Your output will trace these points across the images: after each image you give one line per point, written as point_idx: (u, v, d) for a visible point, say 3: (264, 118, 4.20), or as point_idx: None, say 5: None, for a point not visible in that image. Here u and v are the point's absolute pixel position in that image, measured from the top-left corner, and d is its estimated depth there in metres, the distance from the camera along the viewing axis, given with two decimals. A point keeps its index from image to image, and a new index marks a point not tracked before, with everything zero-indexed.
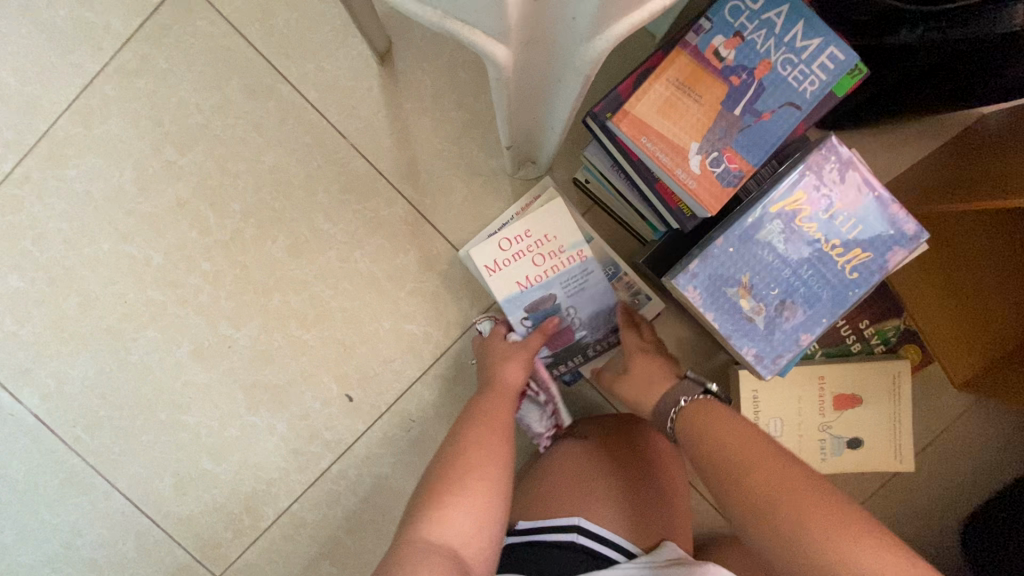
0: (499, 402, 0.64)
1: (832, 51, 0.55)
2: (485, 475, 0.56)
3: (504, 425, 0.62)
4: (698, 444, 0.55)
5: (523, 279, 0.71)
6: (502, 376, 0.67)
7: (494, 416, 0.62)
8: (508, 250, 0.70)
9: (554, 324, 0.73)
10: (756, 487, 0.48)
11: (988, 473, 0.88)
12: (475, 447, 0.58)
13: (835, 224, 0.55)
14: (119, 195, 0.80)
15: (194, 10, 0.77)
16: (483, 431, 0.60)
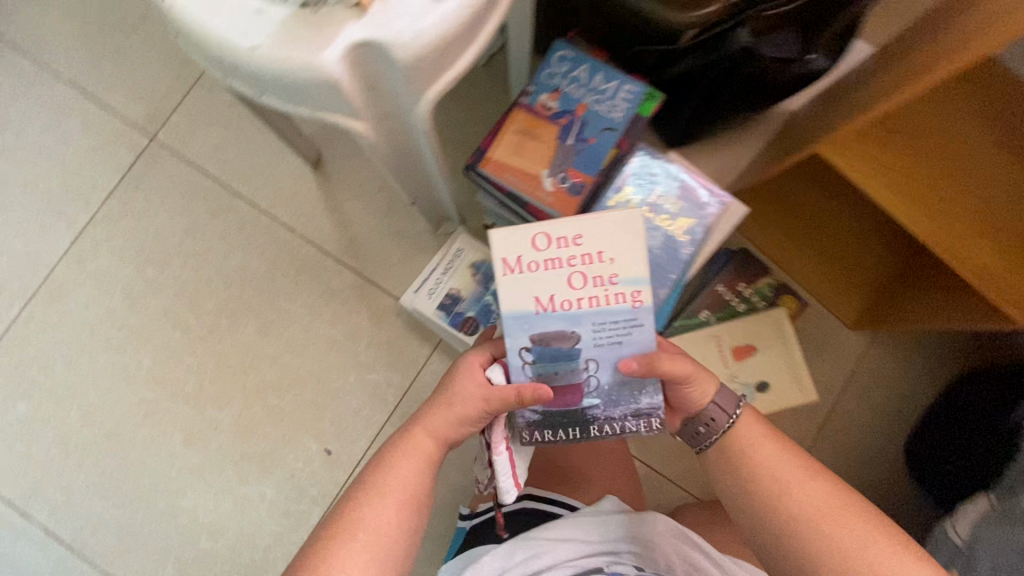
0: (412, 462, 0.56)
1: (626, 88, 0.76)
2: (369, 549, 0.51)
3: (408, 493, 0.54)
4: (732, 464, 0.56)
5: (546, 299, 0.51)
6: (429, 418, 0.57)
7: (404, 482, 0.54)
8: (543, 249, 0.51)
9: (562, 373, 0.53)
10: (799, 515, 0.51)
11: (912, 400, 0.96)
12: (372, 510, 0.53)
13: (662, 204, 0.74)
14: (111, 315, 0.95)
15: (162, 159, 0.98)
16: (387, 496, 0.53)
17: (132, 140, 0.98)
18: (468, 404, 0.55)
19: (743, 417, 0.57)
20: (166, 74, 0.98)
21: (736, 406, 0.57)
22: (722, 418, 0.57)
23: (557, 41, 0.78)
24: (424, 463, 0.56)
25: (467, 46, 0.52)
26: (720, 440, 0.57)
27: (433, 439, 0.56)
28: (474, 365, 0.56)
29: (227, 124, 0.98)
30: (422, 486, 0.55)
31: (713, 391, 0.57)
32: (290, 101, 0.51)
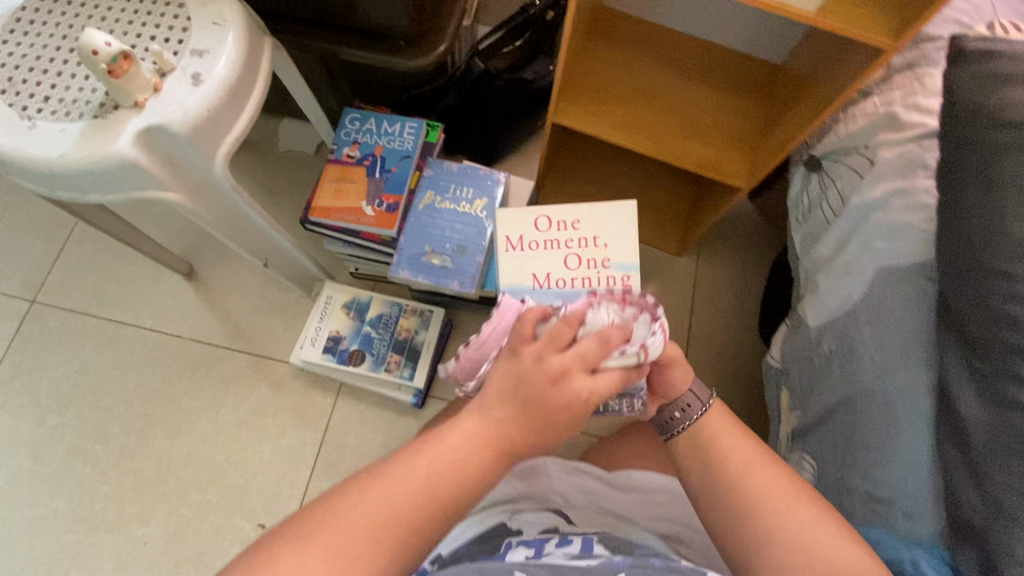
0: (445, 450, 0.44)
1: (410, 123, 0.95)
2: (363, 549, 0.41)
3: (432, 500, 0.43)
4: (696, 454, 0.56)
5: (541, 275, 0.65)
6: (492, 390, 0.45)
7: (431, 470, 0.43)
8: (544, 232, 0.66)
9: None
10: (758, 494, 0.51)
11: (749, 293, 1.11)
12: (372, 493, 0.43)
13: (460, 193, 0.89)
14: (19, 474, 0.97)
15: (45, 315, 1.06)
16: (421, 466, 0.43)
17: (13, 308, 1.06)
18: (557, 371, 0.43)
19: (712, 410, 0.57)
20: (35, 243, 1.10)
21: (709, 396, 0.58)
22: (696, 406, 0.57)
23: (347, 109, 0.96)
24: (460, 460, 0.43)
25: (238, 113, 0.68)
26: (675, 435, 0.58)
27: (498, 408, 0.44)
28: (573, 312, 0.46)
29: (101, 267, 1.09)
30: (445, 503, 0.43)
31: (691, 378, 0.59)
32: (110, 191, 0.64)
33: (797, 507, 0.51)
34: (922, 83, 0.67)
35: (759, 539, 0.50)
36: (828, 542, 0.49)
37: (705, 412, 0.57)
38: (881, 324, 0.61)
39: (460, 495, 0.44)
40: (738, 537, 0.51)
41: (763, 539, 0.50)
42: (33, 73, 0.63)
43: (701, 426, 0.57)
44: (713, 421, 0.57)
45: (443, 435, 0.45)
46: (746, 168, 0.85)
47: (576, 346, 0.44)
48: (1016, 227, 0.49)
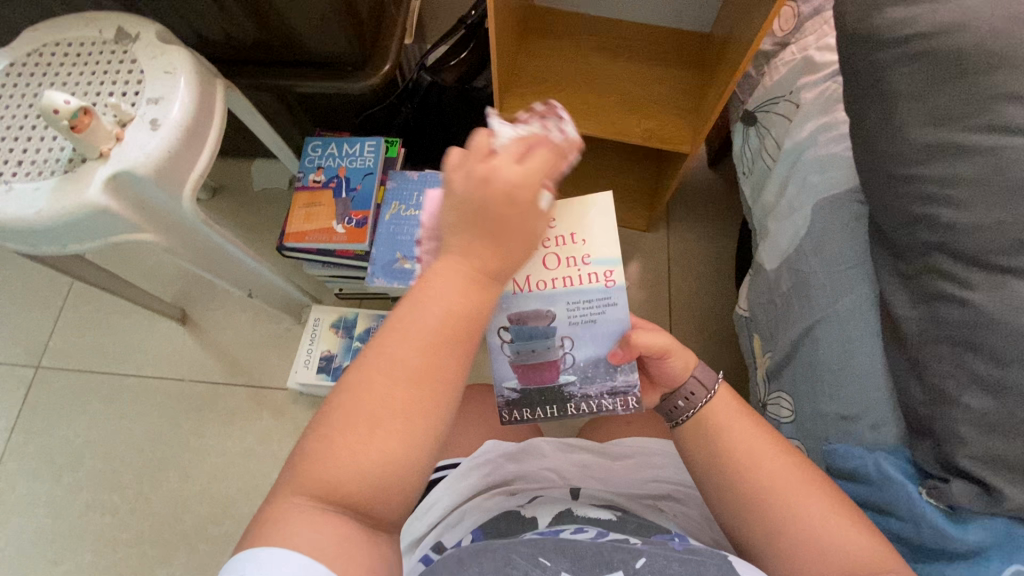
0: (444, 284, 0.40)
1: (369, 142, 0.99)
2: (384, 414, 0.38)
3: (436, 340, 0.39)
4: (703, 447, 0.53)
5: (523, 279, 0.53)
6: (449, 228, 0.41)
7: (436, 313, 0.40)
8: (553, 269, 0.53)
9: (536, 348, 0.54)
10: (763, 481, 0.49)
11: (721, 256, 1.14)
12: (377, 359, 0.39)
13: (424, 200, 0.93)
14: (41, 533, 1.00)
15: (52, 378, 1.10)
16: (412, 324, 0.39)
17: (19, 375, 1.10)
18: (496, 178, 0.39)
19: (718, 395, 0.55)
20: (34, 311, 1.14)
21: (714, 380, 0.56)
22: (701, 393, 0.55)
23: (309, 138, 1.01)
24: (467, 295, 0.40)
25: (198, 152, 0.73)
26: (683, 425, 0.55)
27: (466, 239, 0.40)
28: (478, 131, 0.43)
29: (100, 325, 1.14)
30: (468, 328, 0.40)
31: (692, 365, 0.57)
32: (91, 240, 0.69)
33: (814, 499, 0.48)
34: (830, 25, 0.71)
35: (766, 529, 0.48)
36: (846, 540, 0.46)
37: (709, 398, 0.55)
38: (825, 251, 0.64)
39: (479, 325, 0.41)
40: (750, 528, 0.49)
41: (772, 533, 0.48)
42: (5, 142, 0.68)
43: (704, 417, 0.54)
44: (719, 410, 0.54)
45: (411, 299, 0.40)
46: (689, 134, 0.89)
47: (492, 150, 0.41)
48: (913, 131, 0.52)
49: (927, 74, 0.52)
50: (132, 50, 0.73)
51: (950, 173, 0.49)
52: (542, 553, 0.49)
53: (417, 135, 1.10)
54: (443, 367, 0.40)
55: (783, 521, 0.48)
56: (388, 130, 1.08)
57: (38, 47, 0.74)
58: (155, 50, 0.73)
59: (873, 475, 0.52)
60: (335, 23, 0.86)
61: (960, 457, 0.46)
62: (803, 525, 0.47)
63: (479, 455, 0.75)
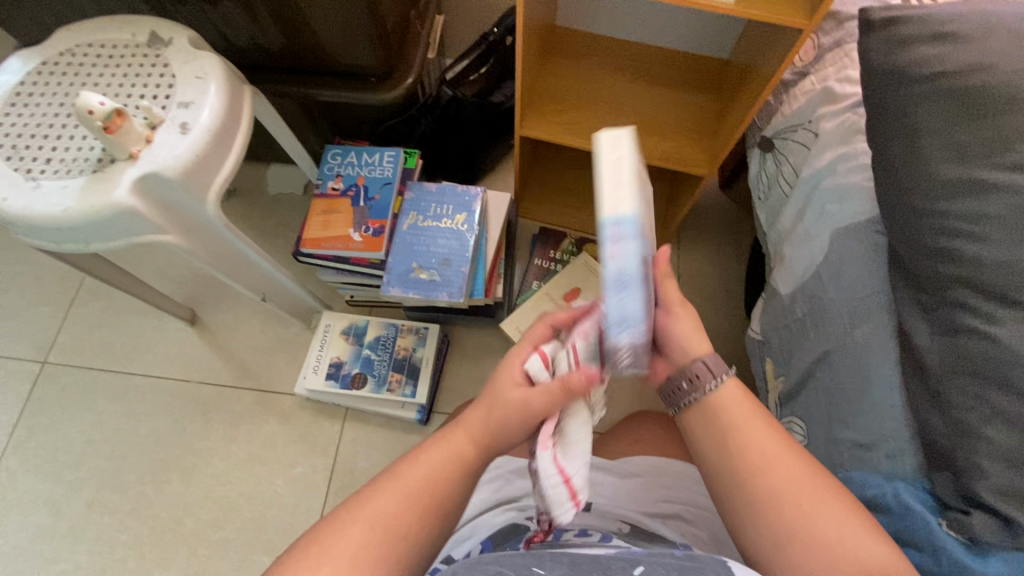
0: (443, 455, 0.52)
1: (388, 153, 1.00)
2: (370, 557, 0.45)
3: (422, 496, 0.49)
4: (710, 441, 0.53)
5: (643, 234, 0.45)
6: (458, 429, 0.53)
7: (428, 477, 0.50)
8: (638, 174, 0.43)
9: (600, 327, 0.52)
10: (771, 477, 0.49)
11: (730, 277, 1.15)
12: (357, 523, 0.47)
13: (441, 213, 0.94)
14: (39, 531, 0.99)
15: (59, 374, 1.10)
16: (408, 482, 0.49)
17: (25, 370, 1.10)
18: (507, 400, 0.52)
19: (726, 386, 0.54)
20: (43, 307, 1.14)
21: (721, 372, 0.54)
22: (708, 378, 0.54)
23: (328, 146, 1.02)
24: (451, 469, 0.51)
25: (224, 156, 0.74)
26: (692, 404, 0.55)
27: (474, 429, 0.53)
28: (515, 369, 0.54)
29: (109, 323, 1.14)
30: (443, 501, 0.49)
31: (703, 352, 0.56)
32: (114, 240, 0.69)
33: (823, 502, 0.48)
34: (850, 58, 0.72)
35: (770, 525, 0.48)
36: (851, 542, 0.46)
37: (719, 385, 0.54)
38: (844, 277, 0.65)
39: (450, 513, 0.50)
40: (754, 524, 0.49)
41: (779, 529, 0.47)
42: (35, 139, 0.69)
43: (713, 407, 0.53)
44: (728, 402, 0.53)
45: (411, 462, 0.51)
46: (706, 157, 0.90)
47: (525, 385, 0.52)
48: (938, 168, 0.53)
49: (952, 113, 0.53)
50: (164, 54, 0.74)
51: (978, 210, 0.50)
52: (537, 563, 0.50)
53: (433, 147, 1.11)
54: (422, 511, 0.48)
55: (795, 523, 0.47)
56: (407, 141, 1.10)
57: (71, 47, 0.75)
58: (188, 55, 0.74)
59: (892, 504, 0.52)
60: (363, 37, 0.88)
61: (981, 490, 0.46)
62: (814, 531, 0.47)
63: (488, 471, 0.77)
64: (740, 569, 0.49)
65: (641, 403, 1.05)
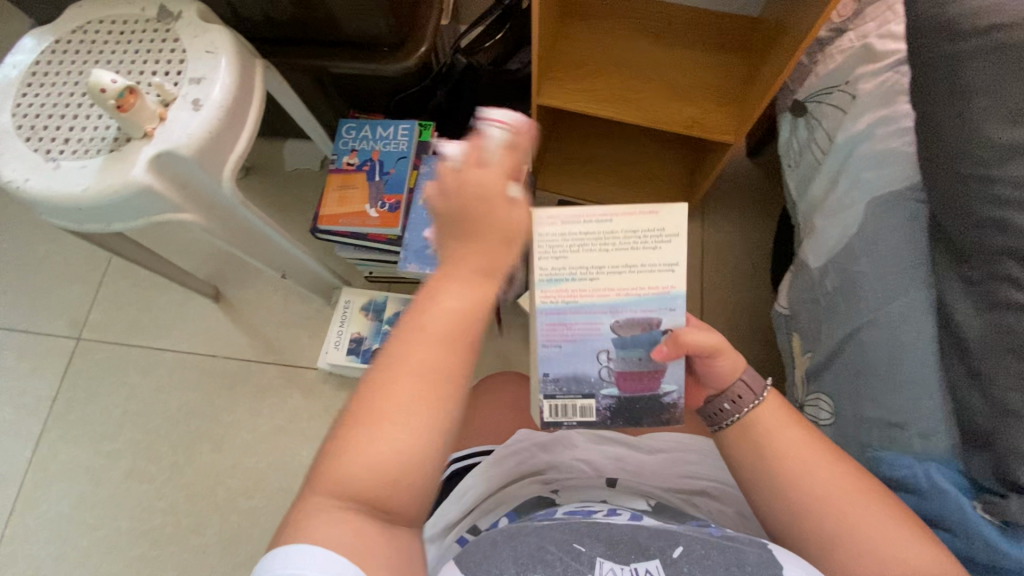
0: (454, 296, 0.46)
1: (403, 126, 0.98)
2: (422, 400, 0.43)
3: (450, 330, 0.45)
4: (747, 449, 0.52)
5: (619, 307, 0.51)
6: (449, 236, 0.48)
7: (445, 310, 0.45)
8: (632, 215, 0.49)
9: (638, 358, 0.53)
10: (814, 490, 0.49)
11: (757, 250, 1.11)
12: (387, 375, 0.43)
13: None
14: (83, 498, 1.04)
15: (93, 349, 1.13)
16: (440, 310, 0.45)
17: (61, 346, 1.14)
18: (472, 183, 0.47)
19: (766, 403, 0.52)
20: (75, 285, 1.18)
21: (753, 397, 0.53)
22: (730, 411, 0.53)
23: (343, 119, 1.01)
24: (475, 297, 0.46)
25: (238, 133, 0.73)
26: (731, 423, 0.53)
27: (473, 261, 0.47)
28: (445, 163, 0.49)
29: (139, 299, 1.17)
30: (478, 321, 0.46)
31: (741, 369, 0.54)
32: (137, 221, 0.70)
33: (869, 515, 0.47)
34: (893, 12, 0.67)
35: (819, 538, 0.48)
36: (900, 548, 0.46)
37: (758, 404, 0.53)
38: (878, 249, 0.61)
39: (481, 319, 0.46)
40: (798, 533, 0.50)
41: (824, 541, 0.48)
42: (52, 119, 0.69)
43: (751, 425, 0.52)
44: (765, 416, 0.52)
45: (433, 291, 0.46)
46: (732, 124, 0.86)
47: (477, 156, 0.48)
48: (989, 130, 0.49)
49: (1005, 69, 0.49)
50: (174, 29, 0.73)
51: None
52: (578, 540, 0.50)
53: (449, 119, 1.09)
54: (453, 342, 0.45)
55: (843, 535, 0.47)
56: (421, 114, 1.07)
57: (83, 24, 0.75)
58: (197, 30, 0.73)
59: (923, 487, 0.50)
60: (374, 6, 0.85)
61: (1021, 473, 0.44)
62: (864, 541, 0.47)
63: (511, 445, 0.76)
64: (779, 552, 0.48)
65: None
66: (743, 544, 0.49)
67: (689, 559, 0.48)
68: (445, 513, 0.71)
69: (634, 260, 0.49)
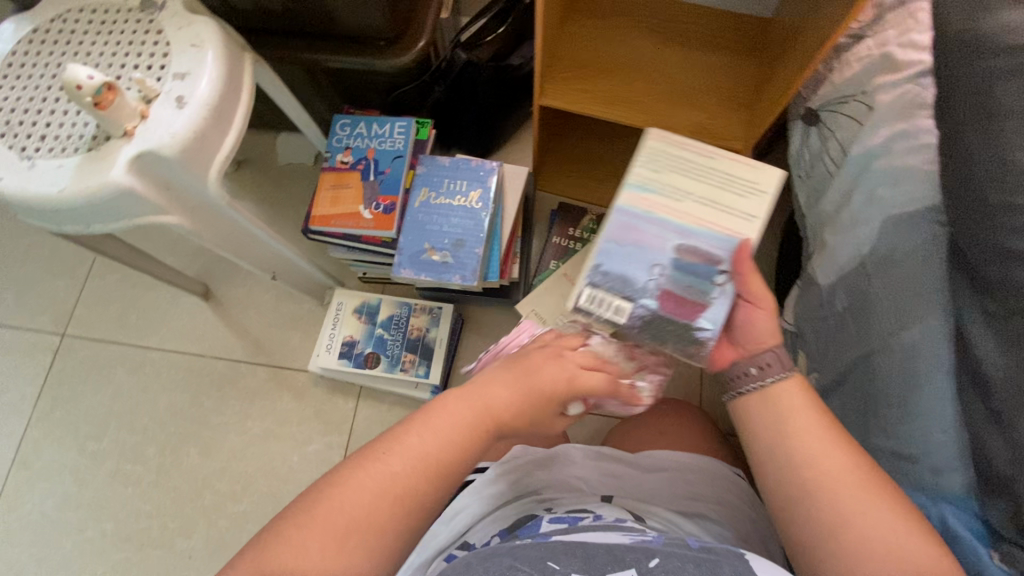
0: (449, 419, 0.52)
1: (400, 124, 0.94)
2: (390, 505, 0.48)
3: (429, 459, 0.50)
4: (764, 425, 0.52)
5: (688, 235, 0.57)
6: (500, 369, 0.55)
7: (442, 435, 0.51)
8: (729, 168, 0.59)
9: (685, 284, 0.57)
10: (824, 470, 0.48)
11: (761, 257, 1.08)
12: (366, 470, 0.49)
13: (454, 191, 0.89)
14: (66, 499, 1.02)
15: (78, 346, 1.10)
16: (437, 432, 0.51)
17: (45, 343, 1.11)
18: (551, 372, 0.54)
19: (793, 378, 0.53)
20: (60, 279, 1.14)
21: (777, 372, 0.53)
22: (752, 374, 0.54)
23: (337, 115, 0.97)
24: (458, 435, 0.51)
25: (225, 132, 0.70)
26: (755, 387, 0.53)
27: (508, 385, 0.54)
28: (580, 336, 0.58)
29: (125, 296, 1.13)
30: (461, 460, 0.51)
31: (776, 342, 0.55)
32: (116, 222, 0.67)
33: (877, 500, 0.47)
34: (916, 19, 0.64)
35: (827, 523, 0.47)
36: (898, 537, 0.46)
37: (784, 377, 0.53)
38: (892, 271, 0.59)
39: (465, 459, 0.52)
40: (799, 519, 0.49)
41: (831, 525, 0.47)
42: (28, 114, 0.66)
43: (769, 397, 0.53)
44: (785, 394, 0.52)
45: (426, 414, 0.52)
46: (742, 130, 0.83)
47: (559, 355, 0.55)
48: (1019, 156, 0.47)
49: None
50: (158, 19, 0.69)
51: None
52: (552, 557, 0.49)
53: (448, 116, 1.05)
54: (433, 474, 0.50)
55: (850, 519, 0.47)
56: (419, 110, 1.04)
57: (62, 13, 0.71)
58: (182, 21, 0.69)
59: None
60: None
61: None
62: (868, 529, 0.46)
63: (507, 460, 0.75)
64: (760, 568, 0.48)
65: (661, 387, 1.02)
66: (718, 557, 0.49)
67: (664, 570, 0.47)
68: (436, 536, 0.69)
69: (723, 198, 0.58)
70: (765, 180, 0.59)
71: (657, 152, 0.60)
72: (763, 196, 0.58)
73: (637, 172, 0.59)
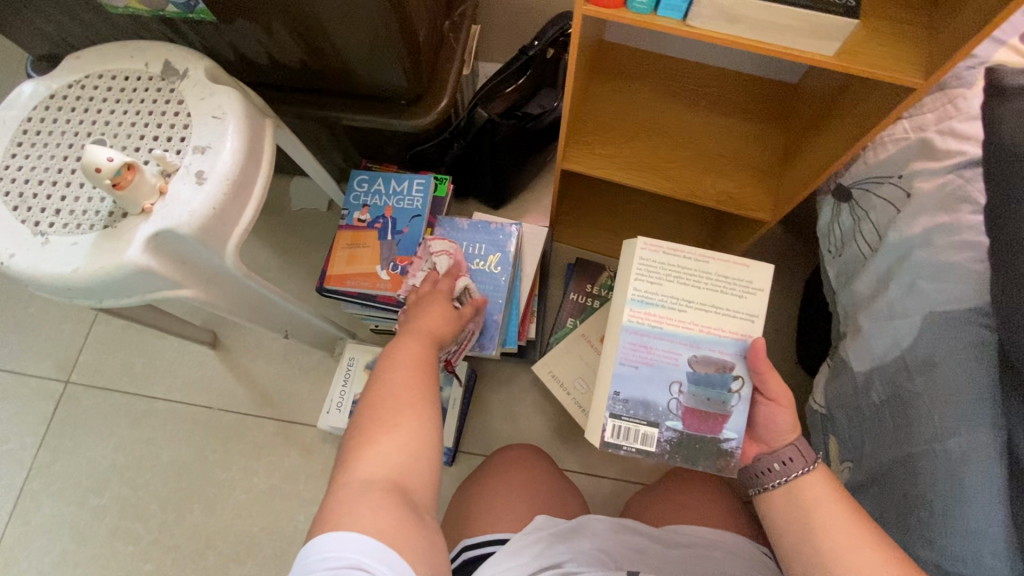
0: (404, 361, 0.62)
1: (418, 181, 0.93)
2: (406, 405, 0.58)
3: (409, 385, 0.60)
4: (792, 517, 0.57)
5: (697, 345, 0.63)
6: (402, 312, 0.73)
7: (404, 376, 0.60)
8: (722, 269, 0.64)
9: (709, 400, 0.61)
10: (859, 569, 0.51)
11: (782, 316, 1.06)
12: (374, 424, 0.56)
13: (474, 254, 0.87)
14: (65, 557, 0.99)
15: (81, 394, 1.08)
16: (392, 374, 0.61)
17: (48, 390, 1.08)
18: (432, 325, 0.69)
19: (815, 472, 0.57)
20: (65, 324, 1.12)
21: (801, 465, 0.58)
22: (776, 468, 0.58)
23: (354, 170, 0.96)
24: (421, 352, 0.64)
25: (244, 203, 0.68)
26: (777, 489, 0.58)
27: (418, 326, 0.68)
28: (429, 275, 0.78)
29: (132, 342, 1.11)
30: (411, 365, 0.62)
31: (794, 437, 0.60)
32: (132, 297, 0.65)
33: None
34: (955, 105, 0.63)
35: None
36: None
37: (807, 471, 0.58)
38: (936, 371, 0.57)
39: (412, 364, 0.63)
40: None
41: None
42: (43, 186, 0.64)
43: (794, 488, 0.57)
44: (811, 487, 0.57)
45: (388, 352, 0.64)
46: (769, 200, 0.81)
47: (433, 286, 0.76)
48: None
49: None
50: (179, 88, 0.68)
51: None
52: None
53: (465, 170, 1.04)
54: (415, 392, 0.59)
55: None
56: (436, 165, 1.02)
57: (80, 79, 0.69)
58: (204, 91, 0.67)
59: None
60: (389, 56, 0.79)
61: None
62: None
63: (529, 534, 0.74)
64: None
65: None
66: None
67: None
68: None
69: (719, 302, 0.63)
70: (756, 276, 0.64)
71: (650, 263, 0.64)
72: (756, 294, 0.63)
73: (636, 287, 0.63)
